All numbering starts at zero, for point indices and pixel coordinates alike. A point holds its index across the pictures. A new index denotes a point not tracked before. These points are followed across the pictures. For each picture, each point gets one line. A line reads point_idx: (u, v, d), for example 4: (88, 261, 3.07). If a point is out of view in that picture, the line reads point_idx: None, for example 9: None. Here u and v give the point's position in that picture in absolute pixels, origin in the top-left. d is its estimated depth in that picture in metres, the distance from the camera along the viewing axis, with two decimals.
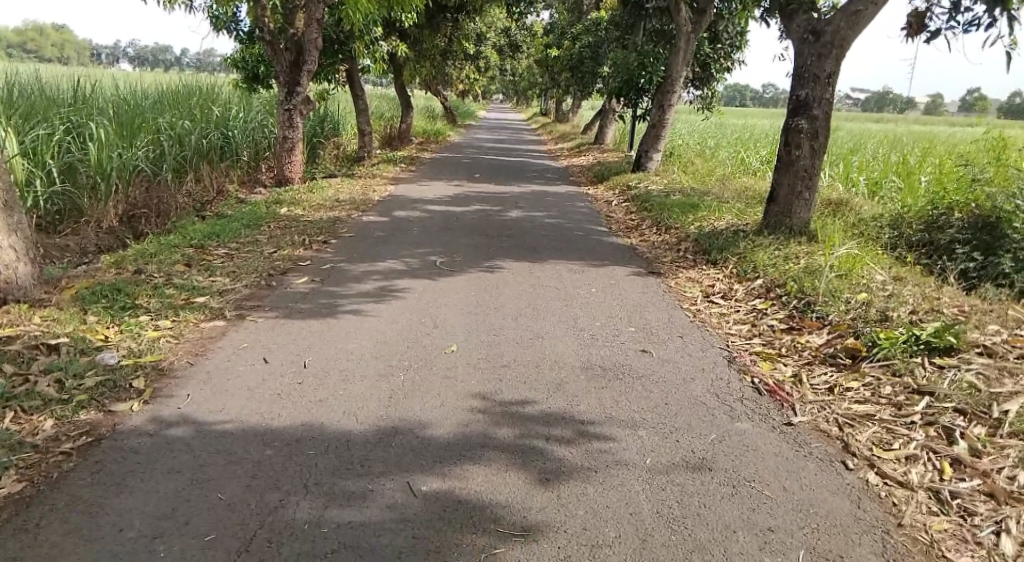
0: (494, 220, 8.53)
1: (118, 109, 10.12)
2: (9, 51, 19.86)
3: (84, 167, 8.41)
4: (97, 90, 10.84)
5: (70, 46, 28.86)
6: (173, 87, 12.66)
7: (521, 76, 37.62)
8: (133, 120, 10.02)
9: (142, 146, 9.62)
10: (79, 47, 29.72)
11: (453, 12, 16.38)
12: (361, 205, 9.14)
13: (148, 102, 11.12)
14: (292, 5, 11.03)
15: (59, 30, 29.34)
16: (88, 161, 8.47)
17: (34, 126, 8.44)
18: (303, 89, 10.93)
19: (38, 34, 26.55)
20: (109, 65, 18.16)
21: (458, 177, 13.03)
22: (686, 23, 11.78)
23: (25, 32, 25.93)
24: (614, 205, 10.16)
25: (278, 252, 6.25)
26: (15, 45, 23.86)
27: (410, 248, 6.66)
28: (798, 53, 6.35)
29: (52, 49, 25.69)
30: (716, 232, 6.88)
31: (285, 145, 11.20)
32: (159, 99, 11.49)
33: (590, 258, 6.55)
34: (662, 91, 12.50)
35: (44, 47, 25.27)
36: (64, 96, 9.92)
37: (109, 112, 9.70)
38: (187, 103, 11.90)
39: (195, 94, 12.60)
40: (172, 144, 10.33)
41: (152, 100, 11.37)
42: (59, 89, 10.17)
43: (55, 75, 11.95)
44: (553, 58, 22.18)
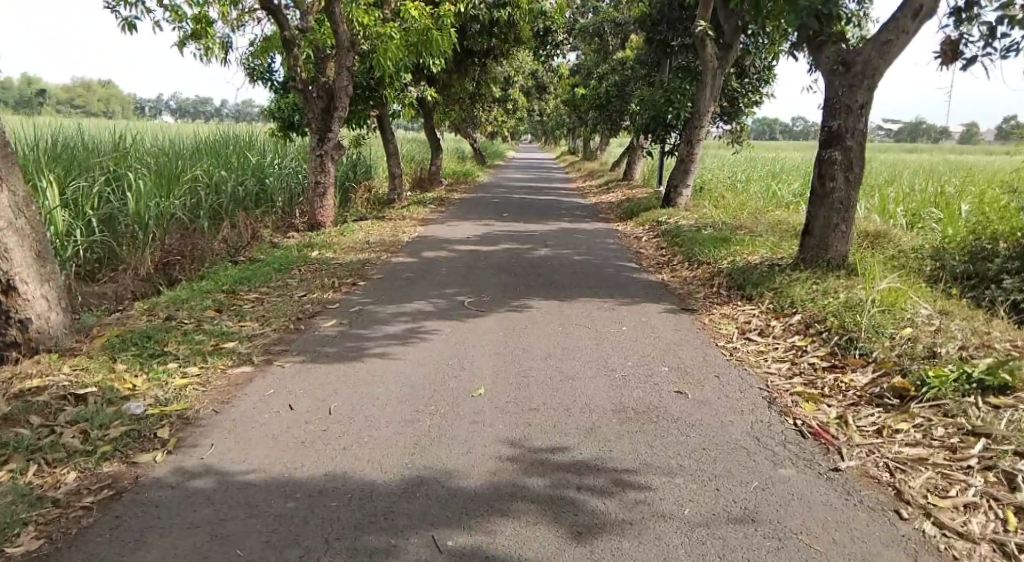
0: (522, 258, 8.47)
1: (157, 160, 10.40)
2: (58, 107, 20.70)
3: (123, 216, 8.61)
4: (138, 142, 11.18)
5: (116, 100, 29.96)
6: (210, 136, 13.01)
7: (548, 116, 38.05)
8: (171, 171, 10.28)
9: (179, 197, 9.83)
10: (124, 101, 30.84)
11: (481, 56, 16.66)
12: (391, 246, 9.18)
13: (186, 153, 11.42)
14: (323, 54, 11.30)
15: (106, 86, 30.56)
16: (126, 210, 8.66)
17: (76, 178, 8.70)
18: (334, 135, 11.10)
19: (85, 91, 27.70)
20: (150, 118, 18.80)
21: (487, 216, 13.07)
22: (712, 58, 11.77)
23: (74, 88, 27.09)
24: (644, 241, 10.05)
25: (307, 295, 6.26)
26: (64, 102, 24.90)
27: (439, 288, 6.62)
28: (828, 84, 6.26)
29: (99, 104, 26.75)
30: (749, 266, 6.72)
31: (317, 190, 11.33)
32: (196, 149, 11.81)
33: (621, 296, 6.43)
34: (690, 126, 12.45)
35: (91, 101, 26.31)
36: (106, 148, 10.25)
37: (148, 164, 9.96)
38: (223, 152, 12.20)
39: (230, 143, 12.91)
40: (207, 194, 10.55)
41: (190, 151, 11.67)
42: (101, 142, 10.50)
43: (97, 128, 12.37)
44: (580, 97, 22.39)
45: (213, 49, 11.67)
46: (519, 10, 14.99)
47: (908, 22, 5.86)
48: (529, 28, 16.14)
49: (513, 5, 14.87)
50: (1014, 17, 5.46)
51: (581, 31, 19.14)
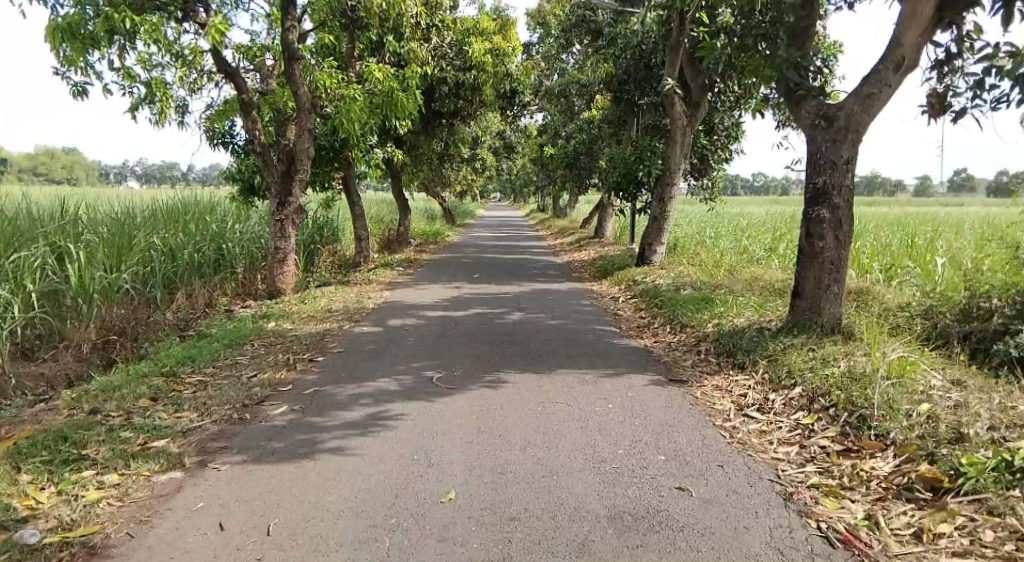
0: (494, 324, 7.96)
1: (108, 229, 9.83)
2: (15, 176, 20.01)
3: (68, 289, 8.00)
4: (89, 210, 10.61)
5: (80, 167, 29.25)
6: (166, 201, 12.45)
7: (516, 175, 38.21)
8: (123, 239, 9.70)
9: (130, 267, 9.23)
10: (88, 168, 30.15)
11: (449, 117, 16.48)
12: (354, 314, 8.62)
13: (141, 220, 10.86)
14: (284, 116, 10.95)
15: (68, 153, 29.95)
16: (71, 283, 8.03)
17: (17, 251, 8.08)
18: (295, 199, 10.56)
19: (48, 158, 27.10)
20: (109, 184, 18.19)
21: (456, 278, 12.60)
22: (681, 116, 11.66)
23: (36, 156, 26.41)
24: (621, 302, 9.62)
25: (257, 376, 5.66)
26: (27, 170, 24.25)
27: (404, 362, 6.06)
28: (810, 139, 6.00)
29: (62, 172, 26.13)
30: (738, 330, 6.29)
31: (276, 257, 10.73)
32: (151, 216, 11.25)
33: (603, 366, 5.93)
34: (661, 184, 12.23)
35: (55, 169, 25.68)
36: (53, 217, 9.67)
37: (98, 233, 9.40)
38: (181, 218, 11.64)
39: (188, 208, 12.34)
40: (163, 262, 9.95)
41: (145, 217, 11.10)
42: (47, 211, 9.91)
43: (46, 196, 11.75)
44: (548, 156, 22.36)
45: (169, 112, 11.28)
46: (485, 72, 14.99)
47: (890, 75, 5.66)
48: (496, 89, 16.06)
49: (478, 67, 14.84)
50: (1001, 67, 5.28)
51: (548, 92, 19.20)
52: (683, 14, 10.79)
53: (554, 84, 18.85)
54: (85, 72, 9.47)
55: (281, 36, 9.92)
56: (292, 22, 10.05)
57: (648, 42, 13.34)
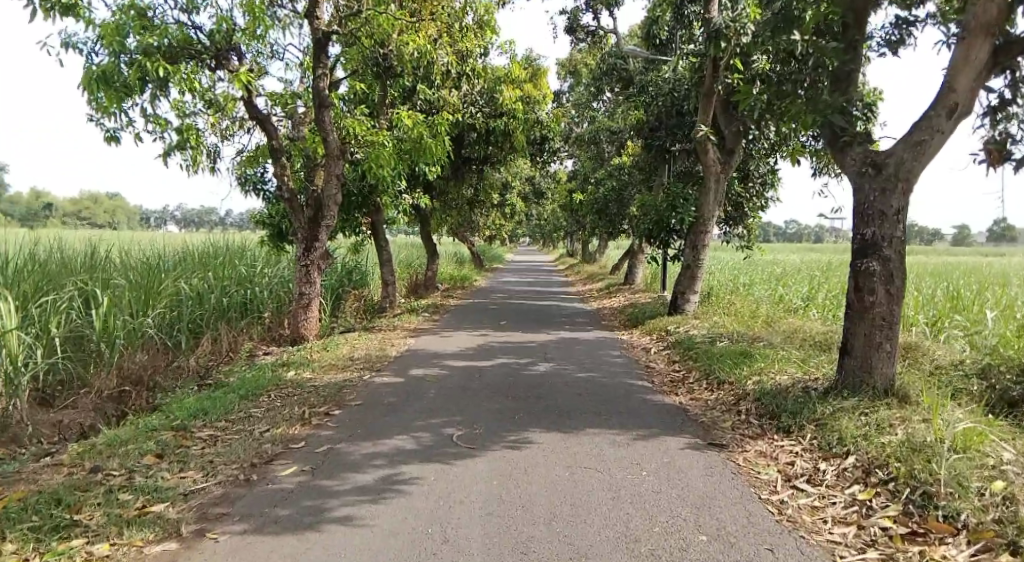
0: (521, 376, 7.64)
1: (137, 273, 9.82)
2: (56, 219, 20.48)
3: (93, 334, 7.91)
4: (120, 254, 10.65)
5: (123, 211, 29.88)
6: (196, 245, 12.49)
7: (546, 220, 38.21)
8: (151, 283, 9.67)
9: (156, 311, 9.16)
10: (129, 211, 30.84)
11: (478, 163, 16.47)
12: (377, 362, 8.38)
13: (171, 264, 10.85)
14: (313, 162, 10.96)
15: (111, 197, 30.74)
16: (95, 326, 7.94)
17: (45, 295, 8.06)
18: (322, 244, 10.45)
19: (92, 202, 27.83)
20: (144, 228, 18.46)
21: (483, 325, 12.33)
22: (715, 163, 11.46)
23: (80, 200, 27.06)
24: (653, 353, 9.24)
25: (270, 432, 5.42)
26: (70, 213, 24.86)
27: (425, 417, 5.76)
28: (855, 187, 5.67)
29: (104, 215, 26.74)
30: (781, 390, 5.89)
31: (300, 302, 10.56)
32: (181, 259, 11.26)
33: (635, 426, 5.56)
34: (694, 231, 11.93)
35: (98, 213, 26.28)
36: (84, 260, 9.70)
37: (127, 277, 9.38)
38: (210, 262, 11.63)
39: (218, 252, 12.33)
40: (190, 306, 9.89)
41: (174, 261, 11.11)
42: (78, 255, 9.96)
43: (79, 240, 11.87)
44: (578, 202, 22.23)
45: (201, 158, 11.35)
46: (515, 119, 14.97)
47: (942, 121, 5.33)
48: (526, 136, 16.00)
49: (509, 114, 14.82)
50: None
51: (578, 139, 19.14)
52: (717, 61, 10.60)
53: (584, 131, 18.81)
54: (119, 119, 9.56)
55: (312, 83, 9.96)
56: (323, 70, 10.08)
57: (680, 89, 13.17)
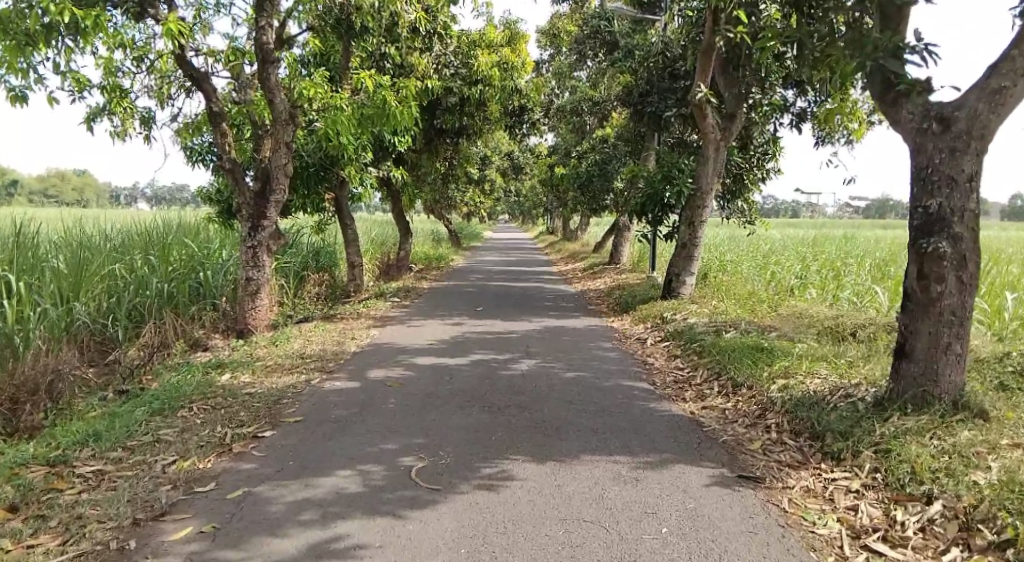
0: (498, 377, 6.48)
1: (67, 255, 8.63)
2: (7, 197, 19.01)
3: None
4: (52, 233, 9.40)
5: (93, 189, 28.24)
6: (140, 222, 11.14)
7: (527, 197, 37.02)
8: (81, 269, 8.47)
9: (80, 306, 7.99)
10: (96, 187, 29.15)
11: (453, 135, 15.14)
12: (331, 361, 7.17)
13: (110, 244, 9.57)
14: (261, 129, 9.42)
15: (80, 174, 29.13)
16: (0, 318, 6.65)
17: None
18: (271, 222, 9.10)
19: (59, 180, 26.40)
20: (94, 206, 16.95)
21: (457, 311, 11.14)
22: (714, 130, 10.29)
23: (47, 179, 25.62)
24: (649, 345, 8.11)
25: (175, 467, 4.26)
26: (35, 191, 23.42)
27: (377, 441, 4.58)
28: (913, 149, 4.53)
29: (71, 193, 25.26)
30: (821, 402, 4.79)
31: (247, 288, 9.21)
32: (123, 238, 9.96)
33: (642, 449, 4.41)
34: (691, 206, 10.80)
35: (65, 191, 24.82)
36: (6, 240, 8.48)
37: (52, 263, 8.22)
38: (156, 238, 10.31)
39: (166, 227, 11.00)
40: (125, 294, 8.66)
41: (115, 242, 9.82)
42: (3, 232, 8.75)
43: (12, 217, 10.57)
44: (559, 178, 21.03)
45: (133, 125, 9.98)
46: (492, 86, 13.66)
47: None
48: (503, 105, 14.73)
49: (485, 81, 13.50)
50: None
51: (558, 110, 17.87)
52: (718, 13, 9.35)
53: (565, 101, 17.58)
54: (26, 75, 8.09)
55: (253, 36, 8.60)
56: (266, 20, 8.69)
57: (672, 48, 11.92)
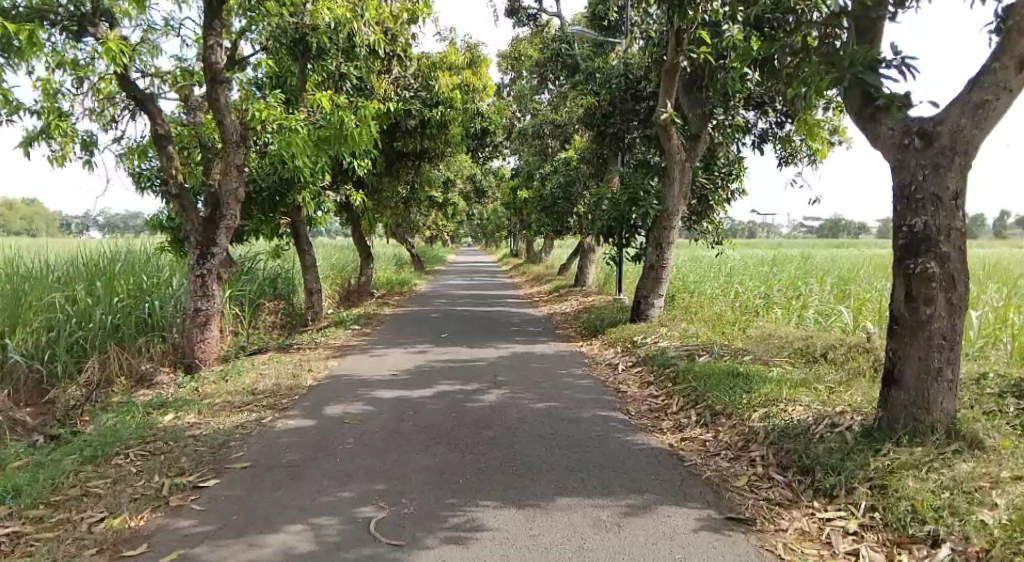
0: (465, 409, 6.11)
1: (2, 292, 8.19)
2: None
3: None
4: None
5: (43, 216, 27.04)
6: (86, 251, 10.57)
7: (490, 221, 36.81)
8: (15, 307, 8.04)
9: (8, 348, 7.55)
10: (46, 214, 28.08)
11: (415, 158, 14.84)
12: (285, 397, 6.71)
13: (52, 276, 9.05)
14: (211, 152, 8.97)
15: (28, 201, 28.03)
16: None
17: None
18: (221, 249, 8.61)
19: (7, 208, 25.36)
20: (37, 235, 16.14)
21: (420, 338, 10.74)
22: (680, 151, 10.15)
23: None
24: (621, 371, 7.82)
25: (103, 524, 3.78)
26: None
27: (333, 488, 4.17)
28: (895, 166, 4.36)
29: (19, 221, 24.27)
30: (806, 432, 4.54)
31: (195, 319, 8.66)
32: (67, 268, 9.42)
33: (622, 489, 4.08)
34: (657, 227, 10.63)
35: (14, 220, 23.83)
36: None
37: None
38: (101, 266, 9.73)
39: (114, 255, 10.44)
40: (64, 329, 8.15)
41: (59, 273, 9.26)
42: None
43: None
44: (522, 200, 20.84)
45: (73, 149, 9.43)
46: (454, 109, 13.36)
47: (1010, 76, 4.04)
48: (465, 128, 14.49)
49: (446, 103, 13.20)
50: None
51: (521, 133, 17.72)
52: (681, 33, 9.26)
53: (527, 124, 17.45)
54: None
55: (201, 53, 8.17)
56: (215, 39, 8.27)
57: (635, 69, 11.79)
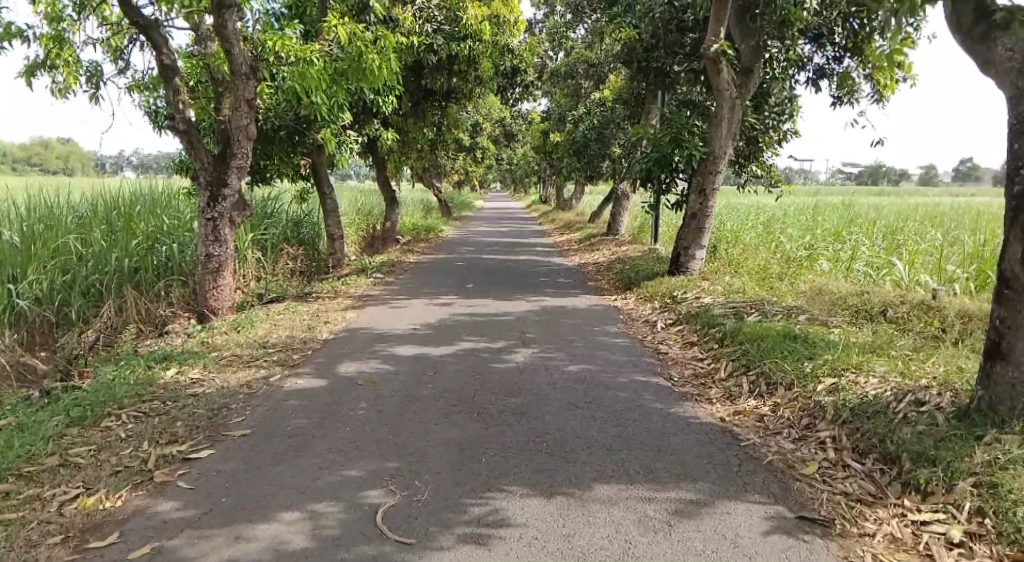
0: (490, 371, 5.54)
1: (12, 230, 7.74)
2: None
3: None
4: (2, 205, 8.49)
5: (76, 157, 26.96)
6: (100, 189, 10.09)
7: (520, 166, 35.89)
8: (26, 248, 7.59)
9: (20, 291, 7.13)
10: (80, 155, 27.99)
11: (442, 97, 14.05)
12: (298, 352, 6.21)
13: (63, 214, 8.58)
14: (222, 85, 8.33)
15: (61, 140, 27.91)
16: None
17: None
18: (232, 190, 8.04)
19: (40, 147, 25.32)
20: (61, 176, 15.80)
21: (445, 288, 10.20)
22: (730, 87, 9.24)
23: (29, 146, 24.52)
24: (660, 329, 7.20)
25: (76, 504, 3.33)
26: (16, 162, 22.41)
27: (338, 465, 3.66)
28: (1010, 96, 3.54)
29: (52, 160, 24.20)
30: (886, 411, 3.89)
31: (207, 266, 8.17)
32: (79, 207, 8.94)
33: (670, 475, 3.51)
34: (702, 172, 9.81)
35: (49, 158, 23.71)
36: None
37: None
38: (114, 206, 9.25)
39: (129, 194, 9.94)
40: (77, 270, 7.71)
41: (71, 212, 8.80)
42: None
43: None
44: (553, 145, 19.96)
45: (77, 81, 8.85)
46: (482, 43, 12.32)
47: None
48: (495, 66, 13.61)
49: (473, 36, 12.19)
50: None
51: (553, 73, 16.75)
52: None
53: (560, 63, 16.47)
54: None
55: None
56: None
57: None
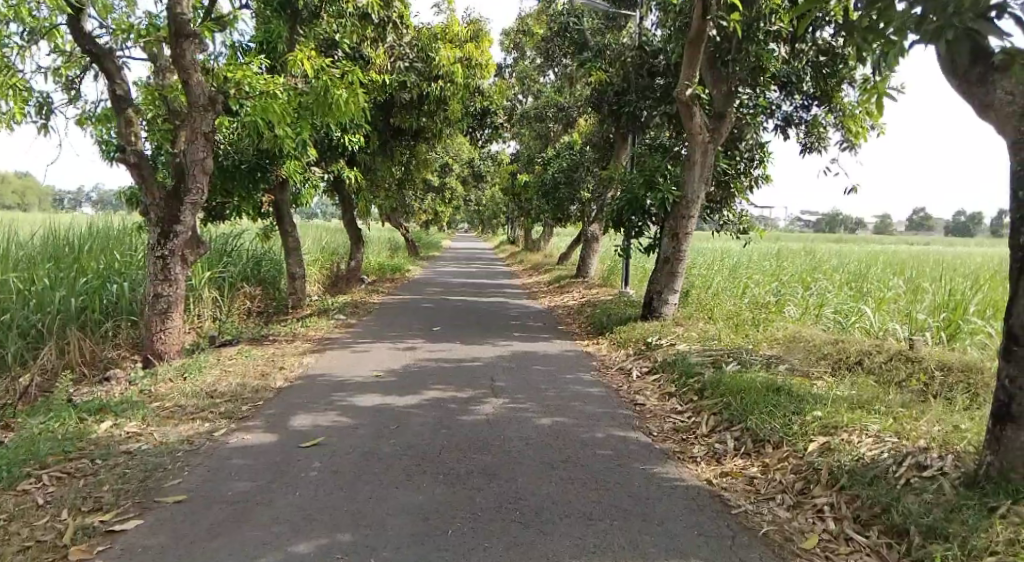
0: (457, 425, 5.14)
1: None
2: None
3: None
4: None
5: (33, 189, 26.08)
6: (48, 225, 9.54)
7: (488, 207, 35.75)
8: None
9: None
10: None
11: (410, 137, 13.80)
12: (248, 402, 5.74)
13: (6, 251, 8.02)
14: (179, 117, 7.95)
15: None
16: None
17: None
18: (185, 227, 7.57)
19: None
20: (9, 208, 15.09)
21: (410, 332, 9.77)
22: (703, 131, 9.16)
23: None
24: (636, 379, 6.86)
25: None
26: None
27: (283, 540, 3.23)
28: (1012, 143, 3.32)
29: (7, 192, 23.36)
30: (887, 476, 3.60)
31: (156, 307, 7.63)
32: (23, 244, 8.38)
33: (657, 552, 3.16)
34: (674, 216, 9.64)
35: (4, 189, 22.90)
36: None
37: None
38: (61, 242, 8.71)
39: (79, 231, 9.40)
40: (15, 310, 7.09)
41: (14, 248, 8.24)
42: None
43: None
44: (522, 187, 19.83)
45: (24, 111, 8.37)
46: (454, 84, 12.21)
47: None
48: (464, 106, 13.44)
49: (446, 78, 12.11)
50: None
51: (523, 115, 16.67)
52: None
53: (531, 105, 16.41)
54: None
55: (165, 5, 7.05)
56: None
57: (651, 42, 10.69)
